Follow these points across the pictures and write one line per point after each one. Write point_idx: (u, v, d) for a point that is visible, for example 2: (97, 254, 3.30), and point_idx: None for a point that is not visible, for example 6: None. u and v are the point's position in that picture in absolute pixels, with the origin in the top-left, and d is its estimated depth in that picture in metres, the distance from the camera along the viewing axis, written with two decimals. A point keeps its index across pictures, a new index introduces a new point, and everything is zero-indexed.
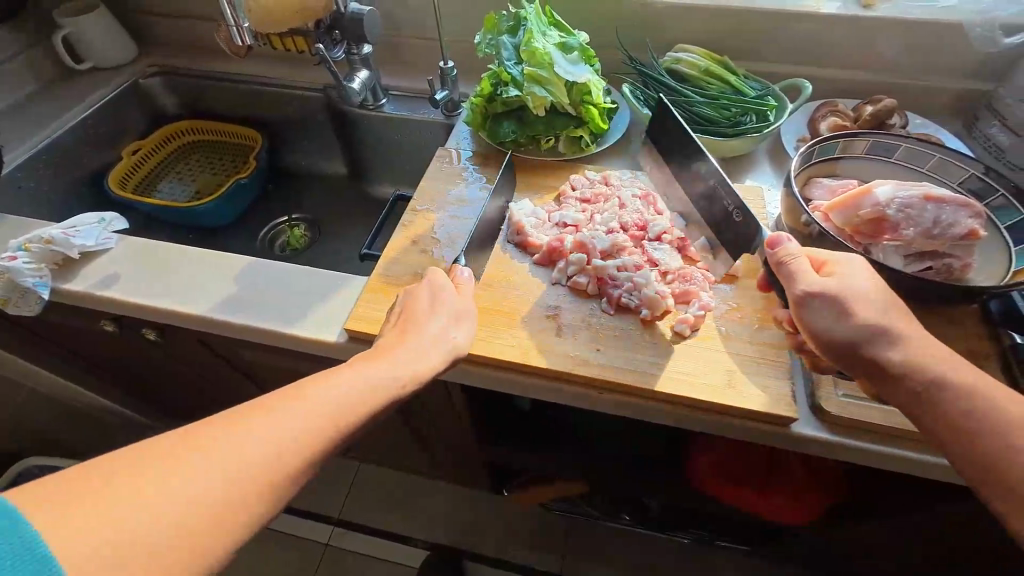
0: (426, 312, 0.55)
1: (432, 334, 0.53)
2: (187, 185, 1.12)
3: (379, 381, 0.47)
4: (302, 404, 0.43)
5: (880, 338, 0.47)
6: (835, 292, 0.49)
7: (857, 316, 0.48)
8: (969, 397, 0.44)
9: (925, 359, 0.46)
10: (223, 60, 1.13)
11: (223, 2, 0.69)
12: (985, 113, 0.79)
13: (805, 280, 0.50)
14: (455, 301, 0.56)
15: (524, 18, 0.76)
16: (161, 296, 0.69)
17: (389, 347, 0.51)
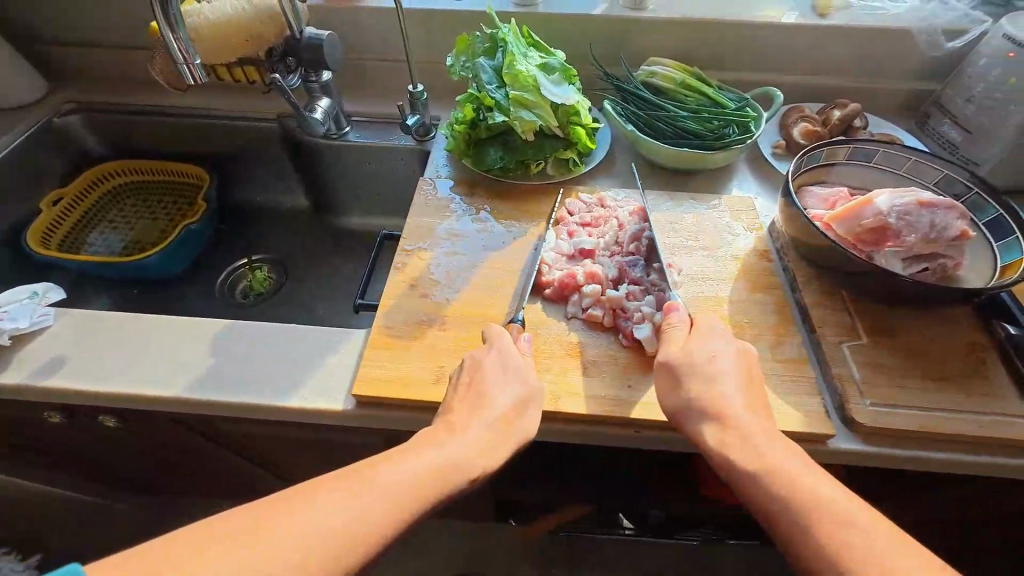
0: (493, 380, 0.52)
1: (499, 412, 0.50)
2: (124, 235, 0.99)
3: (444, 465, 0.45)
4: (367, 488, 0.43)
5: (701, 409, 0.49)
6: (677, 362, 0.52)
7: (692, 386, 0.50)
8: (774, 471, 0.44)
9: (747, 432, 0.47)
10: (156, 93, 1.02)
11: (167, 36, 0.61)
12: (935, 111, 0.84)
13: (668, 345, 0.54)
14: (524, 371, 0.53)
15: (501, 40, 0.74)
16: (120, 379, 0.59)
17: (460, 427, 0.49)
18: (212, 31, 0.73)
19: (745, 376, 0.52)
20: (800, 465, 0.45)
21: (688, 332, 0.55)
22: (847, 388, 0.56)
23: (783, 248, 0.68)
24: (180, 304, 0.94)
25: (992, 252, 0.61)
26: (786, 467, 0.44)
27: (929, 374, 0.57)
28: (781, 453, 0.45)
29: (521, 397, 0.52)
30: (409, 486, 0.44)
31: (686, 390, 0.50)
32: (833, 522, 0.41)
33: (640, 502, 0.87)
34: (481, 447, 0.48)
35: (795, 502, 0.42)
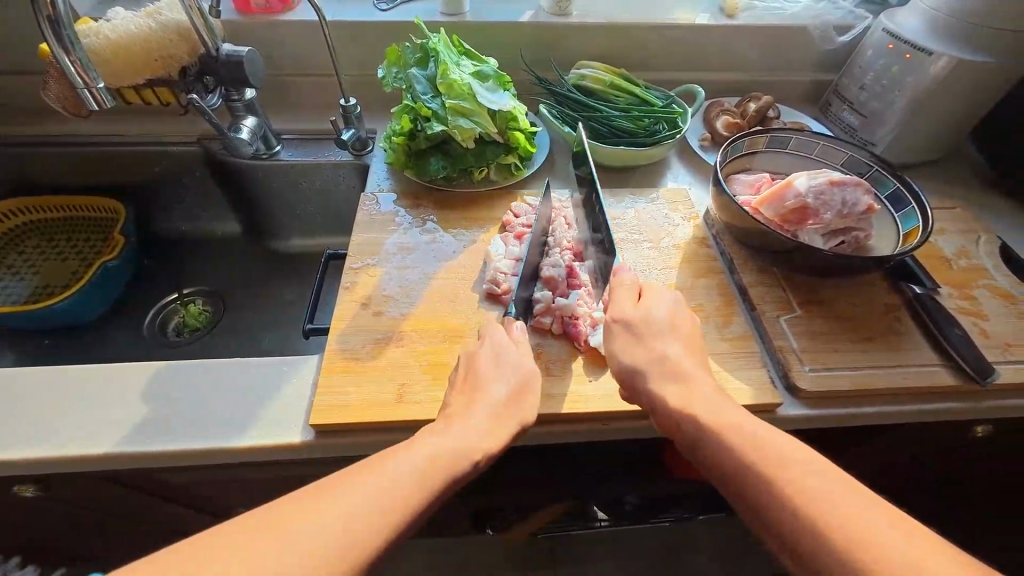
0: (490, 371, 0.53)
1: (499, 401, 0.51)
2: (27, 280, 0.89)
3: (443, 453, 0.45)
4: (360, 487, 0.41)
5: (654, 373, 0.51)
6: (627, 320, 0.55)
7: (644, 349, 0.53)
8: (733, 430, 0.46)
9: (695, 396, 0.49)
10: (55, 122, 0.92)
11: (64, 59, 0.56)
12: (835, 100, 0.93)
13: (616, 303, 0.56)
14: (520, 360, 0.55)
15: (433, 49, 0.73)
16: (34, 443, 0.53)
17: (459, 418, 0.49)
18: (117, 52, 0.69)
19: (684, 337, 0.55)
20: (766, 430, 0.46)
21: (634, 294, 0.57)
22: (789, 358, 0.60)
23: (719, 233, 0.73)
24: (103, 349, 0.85)
25: (895, 222, 0.68)
26: (748, 430, 0.46)
27: (857, 337, 0.62)
28: (726, 411, 0.48)
29: (516, 388, 0.52)
30: (429, 462, 0.44)
31: (639, 351, 0.53)
32: (799, 479, 0.41)
33: (614, 493, 0.89)
34: (488, 429, 0.49)
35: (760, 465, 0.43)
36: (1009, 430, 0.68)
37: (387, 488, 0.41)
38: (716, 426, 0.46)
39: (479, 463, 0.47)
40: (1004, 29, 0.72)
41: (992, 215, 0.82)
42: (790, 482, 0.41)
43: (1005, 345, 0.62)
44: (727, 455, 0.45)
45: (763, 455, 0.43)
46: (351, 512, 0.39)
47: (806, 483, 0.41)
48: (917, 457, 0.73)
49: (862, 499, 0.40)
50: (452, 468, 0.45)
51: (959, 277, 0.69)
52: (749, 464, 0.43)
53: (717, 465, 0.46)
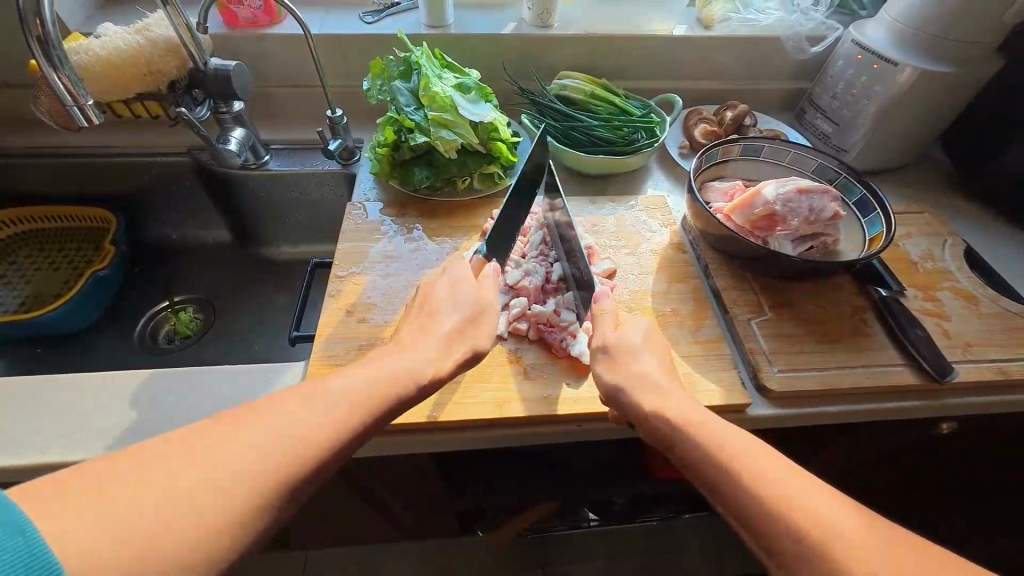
0: (444, 304, 0.58)
1: (452, 327, 0.56)
2: (18, 290, 0.90)
3: (385, 378, 0.48)
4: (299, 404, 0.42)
5: (635, 386, 0.53)
6: (608, 346, 0.57)
7: (624, 368, 0.54)
8: (716, 434, 0.46)
9: (660, 395, 0.51)
10: (47, 134, 0.94)
11: (56, 82, 0.58)
12: (810, 107, 0.96)
13: (599, 330, 0.58)
14: (475, 295, 0.59)
15: (415, 63, 0.76)
16: (25, 450, 0.54)
17: (410, 346, 0.53)
18: (106, 68, 0.71)
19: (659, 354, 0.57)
20: (741, 439, 0.46)
21: (615, 320, 0.59)
22: (759, 360, 0.62)
23: (695, 240, 0.75)
24: (92, 357, 0.86)
25: (861, 227, 0.71)
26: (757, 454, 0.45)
27: (823, 337, 0.65)
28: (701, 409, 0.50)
29: (471, 315, 0.57)
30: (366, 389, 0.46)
31: (621, 375, 0.54)
32: (780, 485, 0.42)
33: (598, 493, 0.91)
34: (439, 351, 0.53)
35: (735, 469, 0.44)
36: (973, 427, 0.71)
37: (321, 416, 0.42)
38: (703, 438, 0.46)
39: (426, 384, 0.51)
40: (964, 40, 0.75)
41: (959, 219, 0.85)
42: (767, 486, 0.42)
43: (966, 345, 0.64)
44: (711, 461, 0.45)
45: (738, 462, 0.44)
46: (283, 430, 0.40)
47: (783, 489, 0.42)
48: (888, 453, 0.75)
49: (838, 504, 0.41)
50: (389, 392, 0.47)
51: (923, 280, 0.71)
52: (724, 473, 0.44)
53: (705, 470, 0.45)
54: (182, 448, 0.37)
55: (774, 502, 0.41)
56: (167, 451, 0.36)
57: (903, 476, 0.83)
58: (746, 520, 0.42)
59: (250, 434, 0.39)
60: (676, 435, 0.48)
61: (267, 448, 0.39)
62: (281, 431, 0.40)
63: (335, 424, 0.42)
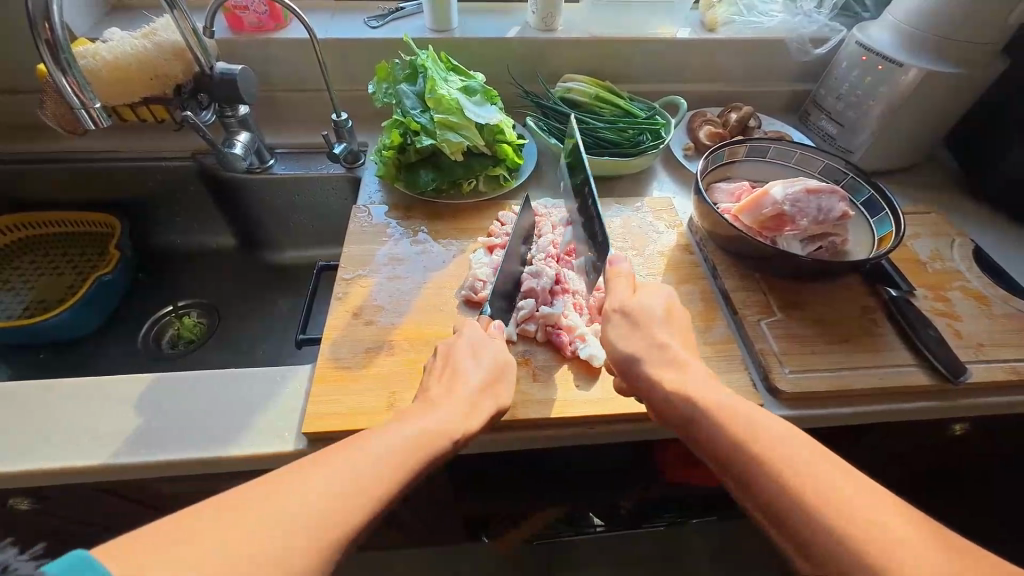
0: (467, 364, 0.55)
1: (474, 387, 0.53)
2: (22, 295, 0.90)
3: (426, 434, 0.46)
4: (352, 449, 0.42)
5: (656, 362, 0.53)
6: (628, 310, 0.57)
7: (641, 335, 0.55)
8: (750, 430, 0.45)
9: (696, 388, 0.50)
10: (51, 139, 0.94)
11: (65, 86, 0.58)
12: (814, 109, 0.96)
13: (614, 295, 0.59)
14: (499, 350, 0.58)
15: (421, 66, 0.76)
16: (29, 455, 0.54)
17: (438, 403, 0.51)
18: (112, 71, 0.71)
19: (678, 326, 0.57)
20: (811, 460, 0.42)
21: (631, 284, 0.60)
22: (769, 361, 0.61)
23: (702, 241, 0.75)
24: (96, 361, 0.86)
25: (870, 228, 0.70)
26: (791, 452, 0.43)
27: (834, 338, 0.64)
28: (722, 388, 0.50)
29: (490, 378, 0.55)
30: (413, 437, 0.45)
31: (635, 343, 0.55)
32: (847, 506, 0.39)
33: (606, 498, 0.90)
34: (466, 412, 0.51)
35: (801, 497, 0.40)
36: (986, 428, 0.70)
37: (373, 458, 0.42)
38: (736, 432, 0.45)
39: (458, 442, 0.48)
40: (970, 41, 0.75)
41: (966, 219, 0.85)
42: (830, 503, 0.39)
43: (978, 345, 0.64)
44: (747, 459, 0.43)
45: (795, 472, 0.41)
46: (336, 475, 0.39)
47: (852, 510, 0.38)
48: (899, 455, 0.74)
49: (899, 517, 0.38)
50: (426, 451, 0.45)
51: (933, 280, 0.71)
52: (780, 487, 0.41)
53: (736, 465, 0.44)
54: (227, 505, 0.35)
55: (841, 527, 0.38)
56: (212, 512, 0.35)
57: (915, 479, 0.82)
58: (807, 544, 0.39)
59: (292, 489, 0.37)
60: (725, 442, 0.45)
61: (296, 509, 0.36)
62: (318, 493, 0.38)
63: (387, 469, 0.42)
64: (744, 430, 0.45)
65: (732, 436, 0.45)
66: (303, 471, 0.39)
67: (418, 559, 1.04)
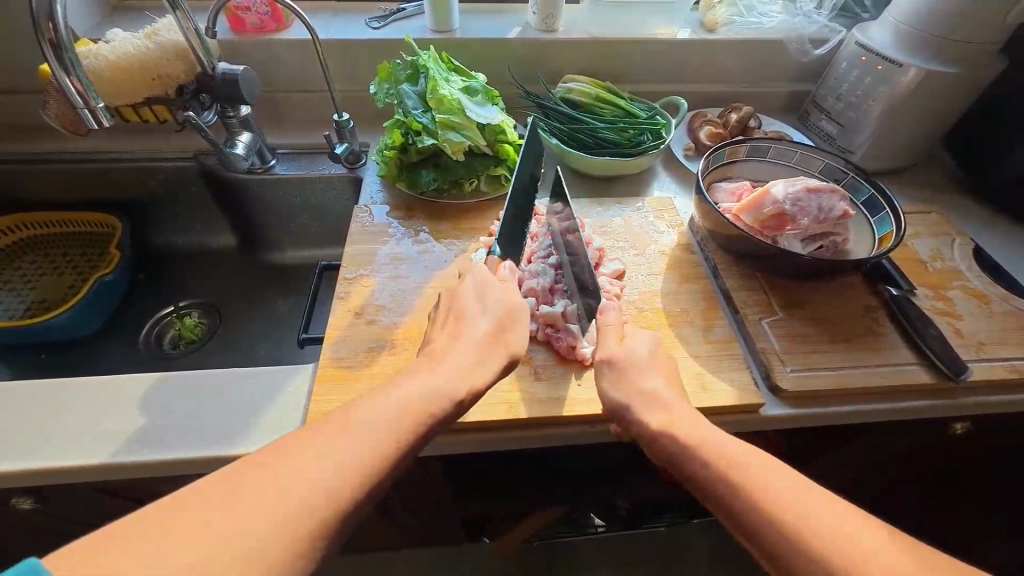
0: (471, 304, 0.57)
1: (481, 333, 0.54)
2: (24, 295, 0.90)
3: (426, 398, 0.46)
4: (336, 434, 0.41)
5: (636, 401, 0.52)
6: (615, 360, 0.55)
7: (630, 385, 0.53)
8: (720, 454, 0.46)
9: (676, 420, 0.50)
10: (53, 139, 0.94)
11: (68, 85, 0.58)
12: (814, 110, 0.96)
13: (604, 318, 0.59)
14: (506, 296, 0.58)
15: (422, 66, 0.76)
16: (32, 454, 0.54)
17: (443, 356, 0.51)
18: (114, 71, 0.71)
19: (665, 368, 0.56)
20: (780, 479, 0.43)
21: (628, 308, 0.59)
22: (771, 360, 0.62)
23: (703, 240, 0.75)
24: (97, 361, 0.86)
25: (870, 227, 0.71)
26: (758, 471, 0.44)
27: (835, 336, 0.64)
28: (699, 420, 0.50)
29: (498, 324, 0.55)
30: (408, 405, 0.45)
31: (622, 387, 0.54)
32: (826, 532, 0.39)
33: (607, 497, 0.90)
34: (472, 365, 0.51)
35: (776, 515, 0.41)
36: (986, 427, 0.70)
37: (358, 442, 0.41)
38: (709, 456, 0.46)
39: (463, 402, 0.49)
40: (969, 41, 0.76)
41: (966, 219, 0.85)
42: (811, 531, 0.39)
43: (979, 344, 0.64)
44: (719, 484, 0.44)
45: (775, 503, 0.41)
46: (322, 464, 0.39)
47: (830, 537, 0.39)
48: (900, 454, 0.74)
49: (865, 529, 0.40)
50: (421, 419, 0.45)
51: (933, 279, 0.71)
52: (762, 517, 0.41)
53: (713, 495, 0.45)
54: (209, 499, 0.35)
55: (821, 556, 0.38)
56: (186, 511, 0.35)
57: (916, 479, 0.82)
58: (789, 572, 0.40)
59: (273, 482, 0.37)
60: (702, 472, 0.46)
61: (282, 500, 0.36)
62: (302, 479, 0.38)
63: (376, 447, 0.41)
64: (720, 463, 0.45)
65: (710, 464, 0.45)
66: (286, 460, 0.39)
67: (419, 560, 1.04)
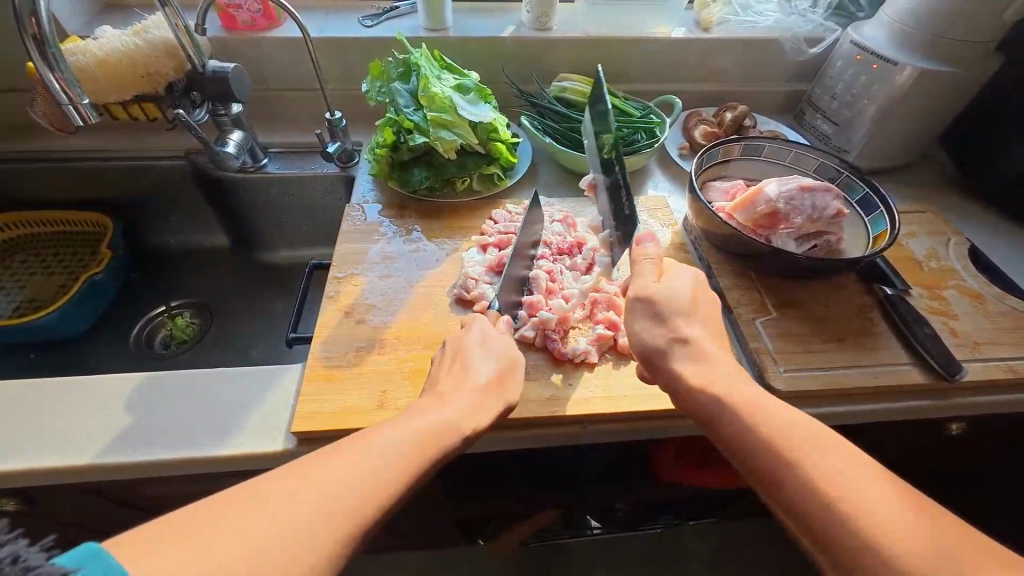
0: (477, 358, 0.54)
1: (482, 381, 0.51)
2: (13, 295, 0.89)
3: (447, 420, 0.47)
4: (373, 445, 0.42)
5: (676, 351, 0.51)
6: (653, 295, 0.54)
7: (664, 328, 0.52)
8: (756, 412, 0.46)
9: (716, 377, 0.49)
10: (43, 138, 0.93)
11: (52, 81, 0.57)
12: (809, 109, 0.96)
13: (638, 279, 0.56)
14: (506, 346, 0.57)
15: (414, 64, 0.76)
16: (15, 455, 0.53)
17: (449, 399, 0.49)
18: (103, 69, 0.71)
19: (704, 314, 0.55)
20: (816, 441, 0.43)
21: (657, 271, 0.56)
22: (764, 360, 0.61)
23: (697, 239, 0.74)
24: (87, 362, 0.85)
25: (865, 226, 0.70)
26: (795, 431, 0.44)
27: (829, 337, 0.64)
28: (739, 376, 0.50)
29: (500, 374, 0.54)
30: (434, 422, 0.46)
31: (661, 333, 0.52)
32: (863, 499, 0.39)
33: (602, 499, 0.89)
34: (472, 407, 0.49)
35: (811, 480, 0.41)
36: (982, 427, 0.70)
37: (394, 450, 0.42)
38: (744, 415, 0.46)
39: (467, 437, 0.47)
40: (962, 40, 0.76)
41: (962, 218, 0.84)
42: (846, 496, 0.39)
43: (975, 344, 0.63)
44: (753, 440, 0.44)
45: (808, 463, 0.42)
46: (363, 470, 0.40)
47: (871, 499, 0.39)
48: (896, 455, 0.74)
49: (897, 498, 0.40)
50: (445, 439, 0.45)
51: (929, 278, 0.71)
52: (804, 481, 0.41)
53: (746, 452, 0.45)
54: (229, 514, 0.35)
55: (856, 519, 0.38)
56: (216, 516, 0.35)
57: (913, 480, 0.81)
58: (821, 539, 0.40)
59: (314, 485, 0.38)
60: (735, 428, 0.46)
61: (320, 502, 0.37)
62: (343, 480, 0.39)
63: (408, 464, 0.42)
64: (753, 418, 0.45)
65: (747, 422, 0.45)
66: (326, 462, 0.40)
67: (413, 563, 1.03)
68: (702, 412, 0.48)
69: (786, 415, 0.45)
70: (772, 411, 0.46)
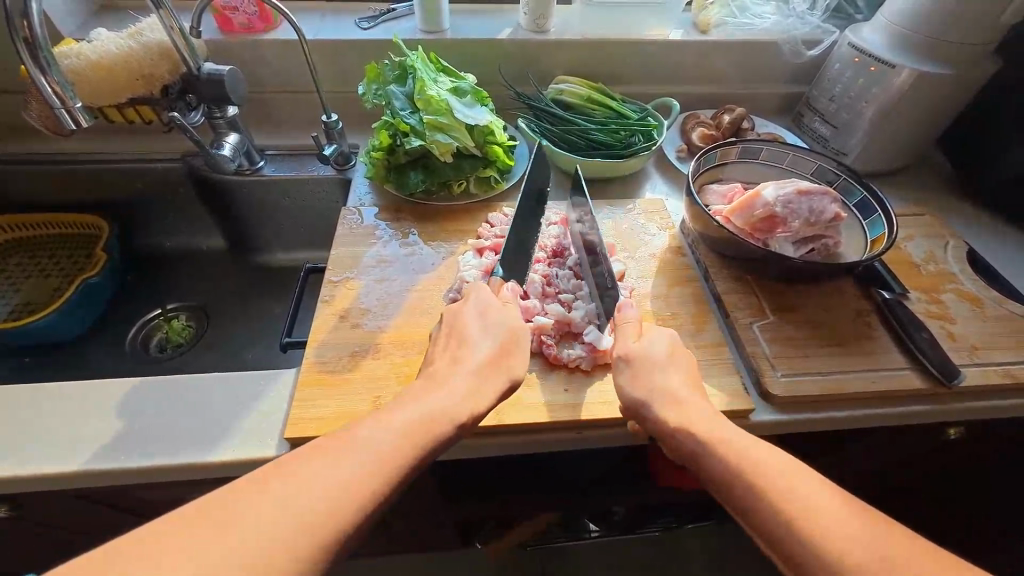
0: (474, 331, 0.54)
1: (483, 358, 0.52)
2: (8, 299, 0.89)
3: (436, 411, 0.45)
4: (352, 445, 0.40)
5: (653, 401, 0.51)
6: (629, 355, 0.55)
7: (644, 384, 0.52)
8: (729, 450, 0.45)
9: (698, 424, 0.48)
10: (38, 140, 0.93)
11: (44, 86, 0.57)
12: (807, 111, 0.96)
13: (621, 340, 0.57)
14: (507, 318, 0.57)
15: (410, 67, 0.75)
16: (7, 461, 0.53)
17: (444, 377, 0.49)
18: (97, 72, 0.70)
19: (680, 368, 0.55)
20: (790, 475, 0.43)
21: (637, 331, 0.58)
22: (761, 364, 0.61)
23: (695, 243, 0.74)
24: (81, 365, 0.85)
25: (862, 230, 0.70)
26: (768, 465, 0.44)
27: (827, 341, 0.63)
28: (712, 417, 0.49)
29: (503, 347, 0.54)
30: (419, 417, 0.44)
31: (641, 387, 0.52)
32: (832, 529, 0.39)
33: (599, 503, 0.89)
34: (473, 386, 0.49)
35: (784, 514, 0.41)
36: (979, 431, 0.69)
37: (376, 449, 0.41)
38: (721, 455, 0.45)
39: (464, 424, 0.47)
40: (960, 43, 0.75)
41: (960, 221, 0.84)
42: (818, 526, 0.40)
43: (972, 348, 0.63)
44: (732, 481, 0.44)
45: (781, 496, 0.42)
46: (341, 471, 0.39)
47: (840, 530, 0.39)
48: (895, 459, 0.74)
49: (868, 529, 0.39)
50: (432, 431, 0.44)
51: (927, 282, 0.70)
52: (780, 515, 0.41)
53: (726, 491, 0.44)
54: (208, 519, 0.34)
55: (827, 550, 0.39)
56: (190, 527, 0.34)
57: (912, 483, 0.81)
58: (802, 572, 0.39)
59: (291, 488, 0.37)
60: (712, 466, 0.45)
61: (298, 510, 0.36)
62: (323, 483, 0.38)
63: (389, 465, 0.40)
64: (730, 456, 0.45)
65: (726, 464, 0.45)
66: (306, 465, 0.38)
67: (411, 566, 1.03)
68: (690, 455, 0.47)
69: (758, 450, 0.45)
70: (747, 449, 0.45)
